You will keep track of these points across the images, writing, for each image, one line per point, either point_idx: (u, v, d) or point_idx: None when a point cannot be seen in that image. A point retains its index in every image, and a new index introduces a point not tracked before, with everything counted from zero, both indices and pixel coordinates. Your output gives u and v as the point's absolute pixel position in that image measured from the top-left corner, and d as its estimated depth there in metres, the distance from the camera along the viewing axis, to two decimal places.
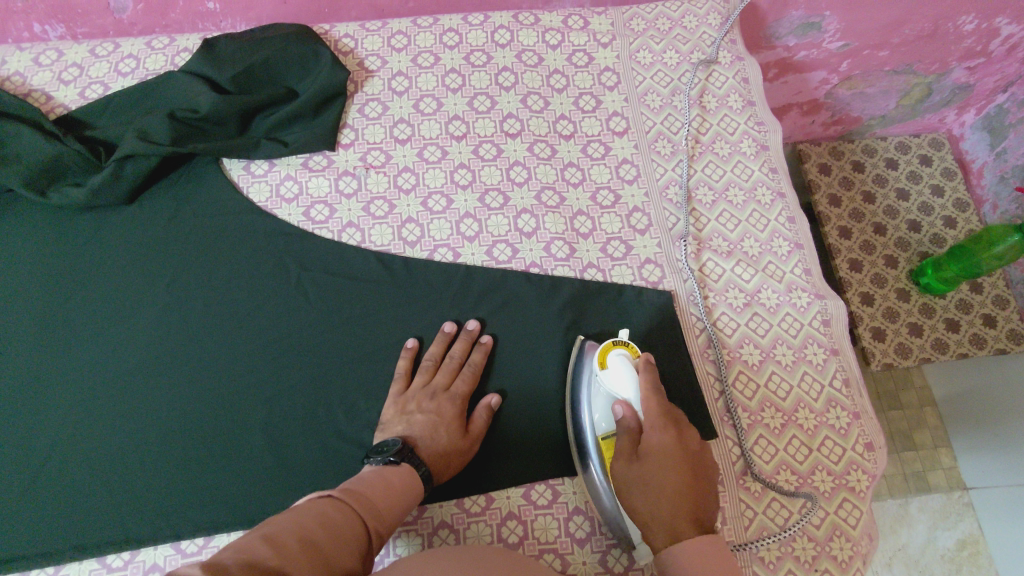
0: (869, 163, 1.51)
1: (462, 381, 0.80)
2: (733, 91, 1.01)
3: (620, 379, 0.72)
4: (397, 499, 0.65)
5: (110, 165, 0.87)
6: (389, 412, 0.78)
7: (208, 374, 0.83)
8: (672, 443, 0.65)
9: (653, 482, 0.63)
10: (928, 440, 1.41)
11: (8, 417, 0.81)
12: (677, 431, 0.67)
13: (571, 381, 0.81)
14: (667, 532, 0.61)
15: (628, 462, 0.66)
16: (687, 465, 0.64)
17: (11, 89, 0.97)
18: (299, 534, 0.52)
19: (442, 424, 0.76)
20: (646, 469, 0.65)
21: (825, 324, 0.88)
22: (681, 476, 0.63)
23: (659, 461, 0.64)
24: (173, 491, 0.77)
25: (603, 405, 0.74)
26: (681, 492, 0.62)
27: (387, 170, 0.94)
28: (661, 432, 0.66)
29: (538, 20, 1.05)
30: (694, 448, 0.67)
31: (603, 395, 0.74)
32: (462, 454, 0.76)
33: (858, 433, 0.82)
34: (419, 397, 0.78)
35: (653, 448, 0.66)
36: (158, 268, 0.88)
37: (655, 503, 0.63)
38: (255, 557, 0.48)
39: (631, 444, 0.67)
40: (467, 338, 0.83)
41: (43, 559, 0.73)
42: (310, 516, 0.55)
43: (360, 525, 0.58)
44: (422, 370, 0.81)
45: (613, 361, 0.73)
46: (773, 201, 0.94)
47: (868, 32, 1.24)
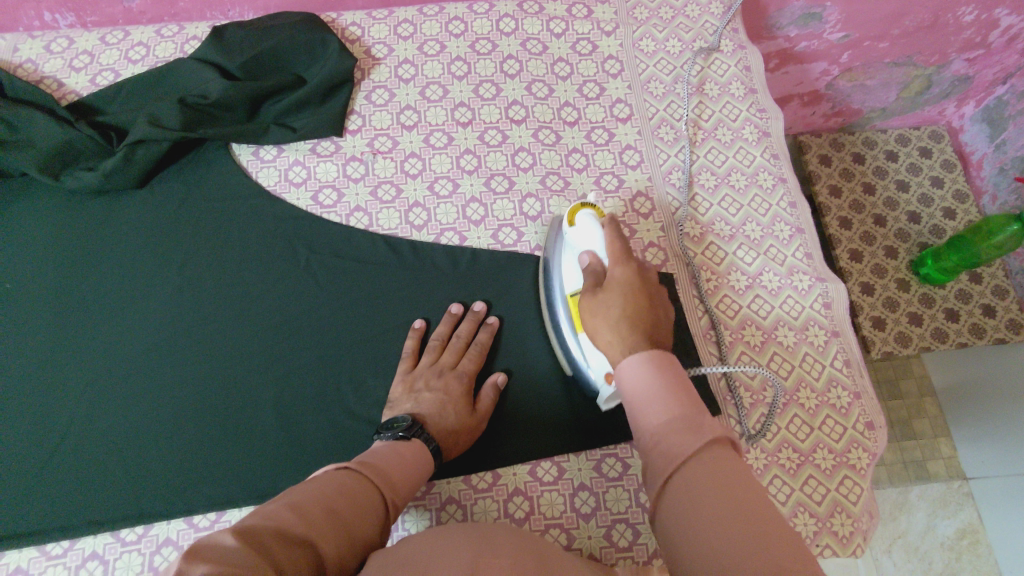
0: (869, 154, 1.53)
1: (469, 360, 0.82)
2: (735, 78, 1.02)
3: (583, 232, 0.73)
4: (414, 473, 0.66)
5: (122, 149, 0.89)
6: (398, 390, 0.79)
7: (219, 353, 0.84)
8: (632, 274, 0.62)
9: (616, 309, 0.59)
10: (928, 429, 1.40)
11: (22, 395, 0.82)
12: (639, 267, 0.64)
13: (543, 266, 0.87)
14: (624, 349, 0.56)
15: (592, 294, 0.62)
16: (646, 296, 0.61)
17: (24, 76, 0.98)
18: (324, 503, 0.53)
19: (450, 401, 0.77)
20: (608, 298, 0.61)
21: (826, 306, 0.89)
22: (641, 300, 0.60)
23: (621, 288, 0.61)
24: (186, 467, 0.78)
25: (571, 264, 0.75)
26: (638, 317, 0.58)
27: (394, 156, 0.95)
28: (623, 265, 0.63)
29: (542, 9, 1.07)
30: (658, 288, 0.63)
31: (571, 251, 0.75)
32: (469, 431, 0.77)
33: (858, 412, 0.84)
34: (427, 376, 0.80)
35: (614, 281, 0.62)
36: (169, 250, 0.90)
37: (617, 324, 0.58)
38: (283, 525, 0.49)
39: (593, 281, 0.64)
40: (474, 319, 0.85)
41: (58, 534, 0.74)
42: (334, 486, 0.56)
43: (380, 497, 0.59)
44: (429, 349, 0.82)
45: (578, 219, 0.73)
46: (775, 186, 0.96)
47: (869, 22, 1.25)
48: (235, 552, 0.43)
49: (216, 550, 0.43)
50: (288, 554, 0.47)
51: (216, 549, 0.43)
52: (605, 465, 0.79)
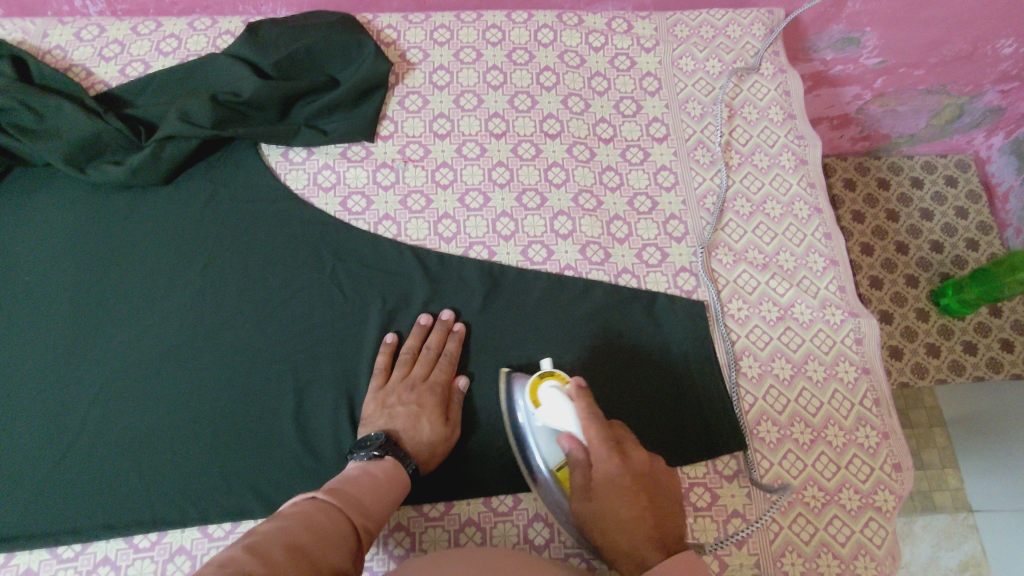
0: (894, 180, 1.52)
1: (440, 371, 0.80)
2: (774, 103, 1.01)
3: (554, 410, 0.69)
4: (383, 495, 0.64)
5: (150, 145, 0.87)
6: (370, 407, 0.78)
7: (239, 360, 0.83)
8: (617, 466, 0.61)
9: (613, 519, 0.61)
10: (936, 459, 1.35)
11: (39, 390, 0.81)
12: (621, 451, 0.63)
13: (508, 397, 0.79)
14: (639, 569, 0.59)
15: (586, 498, 0.62)
16: (637, 491, 0.61)
17: (52, 63, 0.97)
18: (284, 540, 0.51)
19: (423, 414, 0.76)
20: (603, 509, 0.61)
21: (857, 342, 0.87)
22: (637, 503, 0.61)
23: (614, 500, 0.61)
24: (201, 475, 0.76)
25: (550, 441, 0.73)
26: (643, 516, 0.60)
27: (426, 165, 0.94)
28: (608, 462, 0.61)
29: (581, 22, 1.05)
30: (648, 467, 0.64)
31: (540, 424, 0.73)
32: (444, 445, 0.76)
33: (886, 452, 0.82)
34: (399, 390, 0.78)
35: (601, 478, 0.62)
36: (193, 249, 0.88)
37: (617, 540, 0.61)
38: (241, 571, 0.46)
39: (579, 479, 0.62)
40: (442, 328, 0.83)
41: (70, 537, 0.73)
42: (293, 521, 0.54)
43: (347, 525, 0.57)
44: (400, 363, 0.81)
45: (545, 395, 0.70)
46: (810, 217, 0.94)
47: (906, 50, 1.22)
48: None
49: None
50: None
51: None
52: None
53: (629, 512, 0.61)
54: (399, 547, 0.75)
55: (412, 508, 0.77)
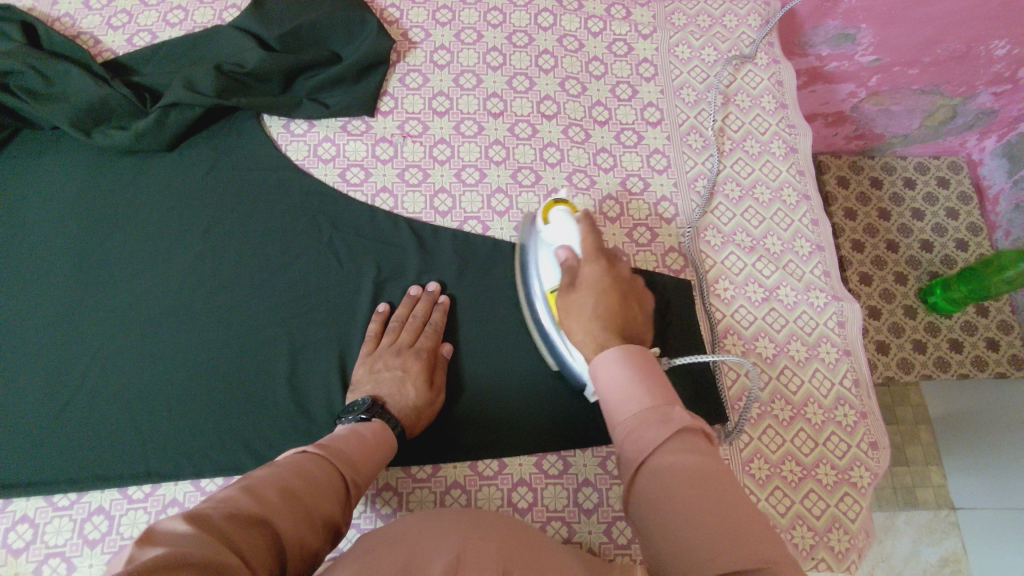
0: (887, 179, 1.54)
1: (426, 338, 0.81)
2: (767, 92, 1.03)
3: (563, 228, 0.70)
4: (373, 454, 0.65)
5: (156, 111, 0.89)
6: (360, 372, 0.79)
7: (236, 322, 0.85)
8: (606, 272, 0.64)
9: (588, 310, 0.62)
10: (920, 456, 1.35)
11: (40, 345, 0.83)
12: (610, 263, 0.65)
13: (523, 252, 0.83)
14: (597, 344, 0.60)
15: (569, 292, 0.64)
16: (615, 291, 0.63)
17: (61, 30, 0.99)
18: (277, 483, 0.53)
19: (408, 379, 0.77)
20: (583, 296, 0.63)
21: (839, 325, 0.89)
22: (612, 308, 0.62)
23: (597, 288, 0.63)
24: (196, 430, 0.78)
25: (548, 260, 0.74)
26: (613, 311, 0.62)
27: (424, 141, 0.96)
28: (596, 264, 0.64)
29: (581, 7, 1.07)
30: (629, 284, 0.66)
31: (547, 248, 0.74)
32: (429, 410, 0.77)
33: (864, 431, 0.84)
34: (386, 356, 0.80)
35: (588, 280, 0.64)
36: (194, 214, 0.90)
37: (585, 323, 0.62)
38: (237, 507, 0.48)
39: (568, 278, 0.65)
40: (429, 299, 0.85)
41: (66, 485, 0.75)
42: (286, 467, 0.55)
43: (338, 477, 0.59)
44: (388, 331, 0.82)
45: (556, 217, 0.72)
46: (798, 203, 0.96)
47: (900, 48, 1.24)
48: (188, 534, 0.42)
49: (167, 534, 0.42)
50: (244, 535, 0.46)
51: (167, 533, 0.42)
52: (611, 463, 0.80)
53: (605, 293, 0.63)
54: (386, 506, 0.77)
55: (400, 469, 0.79)
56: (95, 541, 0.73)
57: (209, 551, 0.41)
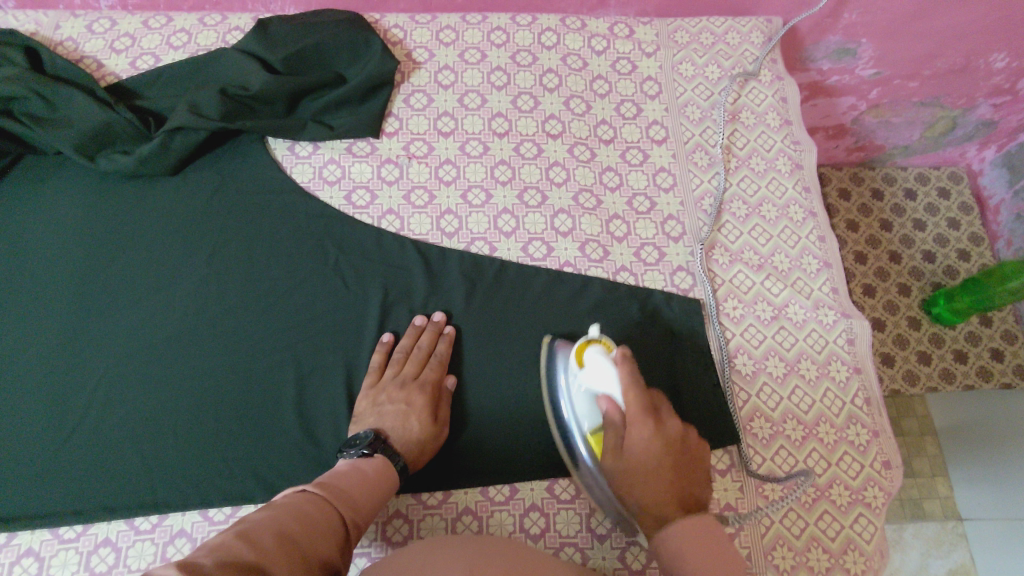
0: (888, 191, 1.54)
1: (430, 370, 0.81)
2: (771, 109, 1.03)
3: (600, 373, 0.70)
4: (373, 492, 0.65)
5: (160, 136, 0.89)
6: (363, 404, 0.78)
7: (243, 348, 0.84)
8: (653, 434, 0.61)
9: (642, 471, 0.61)
10: (927, 467, 1.34)
11: (45, 373, 0.82)
12: (659, 420, 0.63)
13: (548, 378, 0.81)
14: (656, 521, 0.59)
15: (615, 454, 0.64)
16: (671, 467, 0.61)
17: (63, 54, 0.98)
18: (274, 528, 0.52)
19: (412, 412, 0.76)
20: (638, 455, 0.61)
21: (849, 342, 0.89)
22: (661, 482, 0.60)
23: (652, 476, 0.61)
24: (204, 459, 0.77)
25: (591, 402, 0.74)
26: (666, 492, 0.60)
27: (429, 162, 0.96)
28: (641, 425, 0.62)
29: (584, 26, 1.07)
30: (685, 435, 0.64)
31: (582, 387, 0.74)
32: (432, 444, 0.77)
33: (876, 450, 0.84)
34: (390, 388, 0.79)
35: (635, 450, 0.62)
36: (199, 238, 0.90)
37: (642, 493, 0.61)
38: (231, 555, 0.47)
39: (614, 441, 0.64)
40: (434, 329, 0.84)
41: (71, 517, 0.74)
42: (284, 511, 0.55)
43: (337, 519, 0.58)
44: (393, 361, 0.82)
45: (590, 358, 0.71)
46: (805, 220, 0.96)
47: (901, 62, 1.25)
48: None
49: None
50: None
51: None
52: None
53: (654, 489, 0.60)
54: (397, 534, 0.76)
55: (410, 496, 0.78)
56: (101, 574, 0.72)
57: None
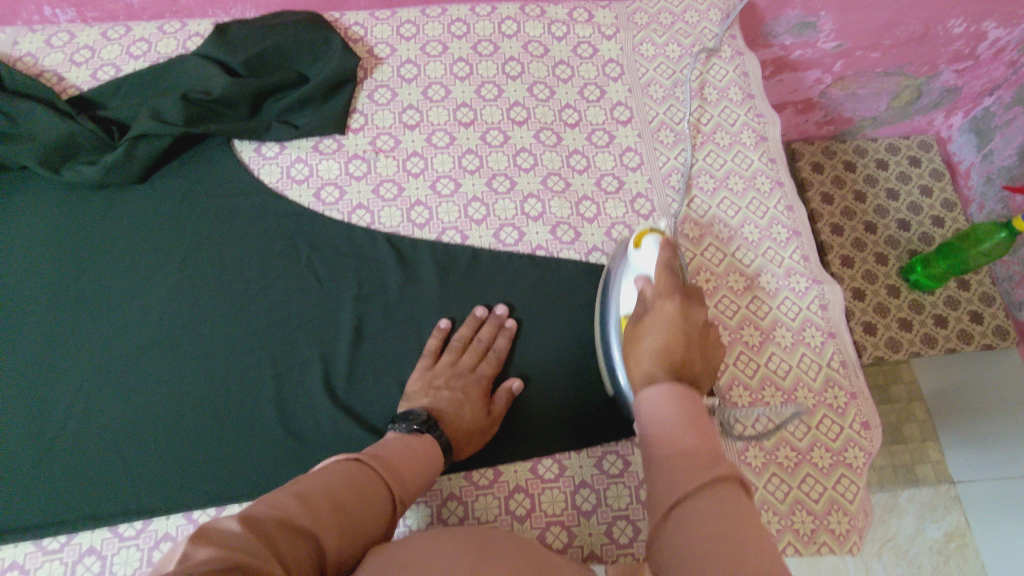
0: (860, 162, 1.54)
1: (488, 365, 0.81)
2: (733, 83, 1.04)
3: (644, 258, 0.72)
4: (426, 467, 0.65)
5: (123, 144, 0.89)
6: (416, 385, 0.78)
7: (220, 349, 0.84)
8: (679, 309, 0.63)
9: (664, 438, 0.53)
10: (917, 433, 1.36)
11: (20, 387, 0.82)
12: (688, 303, 0.65)
13: (609, 266, 0.82)
14: (647, 384, 0.58)
15: (636, 328, 0.64)
16: (684, 333, 0.61)
17: (23, 70, 0.98)
18: (332, 496, 0.53)
19: (468, 402, 0.76)
20: (650, 330, 0.62)
21: (822, 308, 0.90)
22: (678, 346, 0.60)
23: (658, 336, 0.61)
24: (186, 462, 0.77)
25: (629, 287, 0.74)
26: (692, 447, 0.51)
27: (396, 155, 0.96)
28: (669, 301, 0.64)
29: (544, 13, 1.08)
30: (703, 326, 0.64)
31: (629, 275, 0.75)
32: (481, 434, 0.76)
33: (855, 411, 0.85)
34: (446, 375, 0.79)
35: (662, 317, 0.63)
36: (170, 245, 0.89)
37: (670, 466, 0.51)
38: (289, 519, 0.49)
39: (639, 313, 0.66)
40: (494, 322, 0.85)
41: (55, 529, 0.74)
42: (347, 479, 0.56)
43: (392, 497, 0.59)
44: (450, 349, 0.82)
45: (645, 244, 0.73)
46: (772, 190, 0.97)
47: (861, 32, 1.26)
48: (236, 538, 0.44)
49: (219, 536, 0.43)
50: (289, 546, 0.47)
51: (219, 535, 0.44)
52: (606, 462, 0.79)
53: (670, 342, 0.61)
54: None
55: None
56: None
57: (246, 554, 0.42)
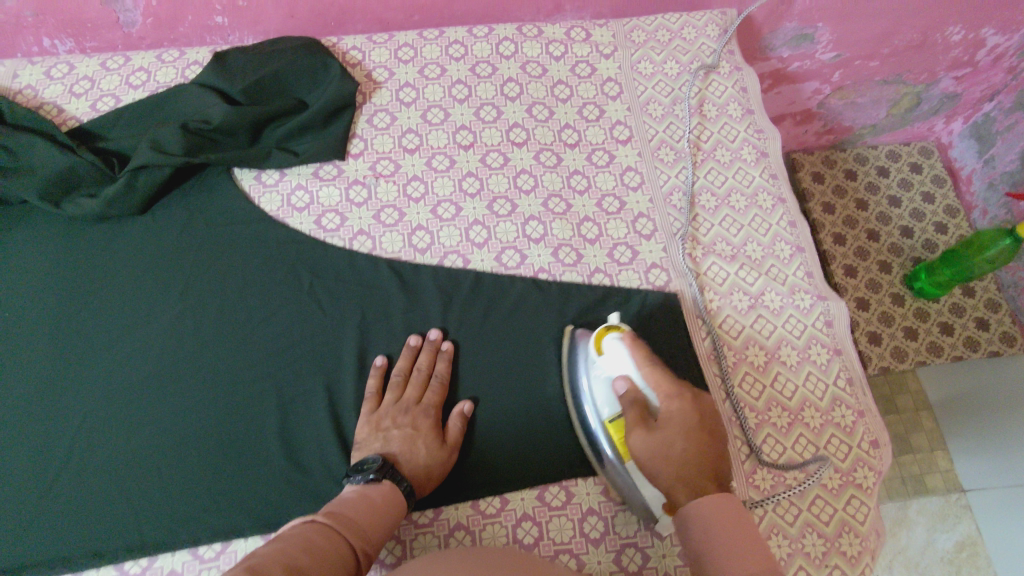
0: (861, 170, 1.53)
1: (432, 392, 0.81)
2: (732, 100, 1.04)
3: (616, 360, 0.72)
4: (380, 515, 0.64)
5: (124, 176, 0.89)
6: (364, 431, 0.77)
7: (223, 381, 0.83)
8: (690, 410, 0.64)
9: (679, 452, 0.62)
10: (925, 443, 1.36)
11: (24, 422, 0.81)
12: (690, 394, 0.66)
13: (570, 365, 0.83)
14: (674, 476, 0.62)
15: (645, 429, 0.64)
16: (689, 416, 0.64)
17: (23, 102, 0.98)
18: (283, 562, 0.52)
19: (419, 436, 0.76)
20: (666, 432, 0.63)
21: (827, 325, 0.89)
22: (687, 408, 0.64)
23: (679, 418, 0.64)
24: (190, 497, 0.77)
25: (602, 388, 0.75)
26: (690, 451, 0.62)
27: (397, 179, 0.96)
28: (678, 400, 0.65)
29: (541, 33, 1.08)
30: (712, 415, 0.66)
31: (599, 376, 0.75)
32: (441, 466, 0.76)
33: (863, 430, 0.84)
34: (392, 414, 0.78)
35: (663, 407, 0.65)
36: (172, 276, 0.89)
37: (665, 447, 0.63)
38: None
39: (639, 415, 0.65)
40: (431, 348, 0.84)
41: (60, 567, 0.73)
42: (293, 543, 0.55)
43: (346, 548, 0.58)
44: (391, 386, 0.81)
45: (609, 345, 0.74)
46: (774, 206, 0.97)
47: (859, 43, 1.26)
48: None
49: None
50: None
51: None
52: (615, 488, 0.79)
53: (681, 426, 0.64)
54: (389, 556, 0.75)
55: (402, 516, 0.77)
56: None
57: None
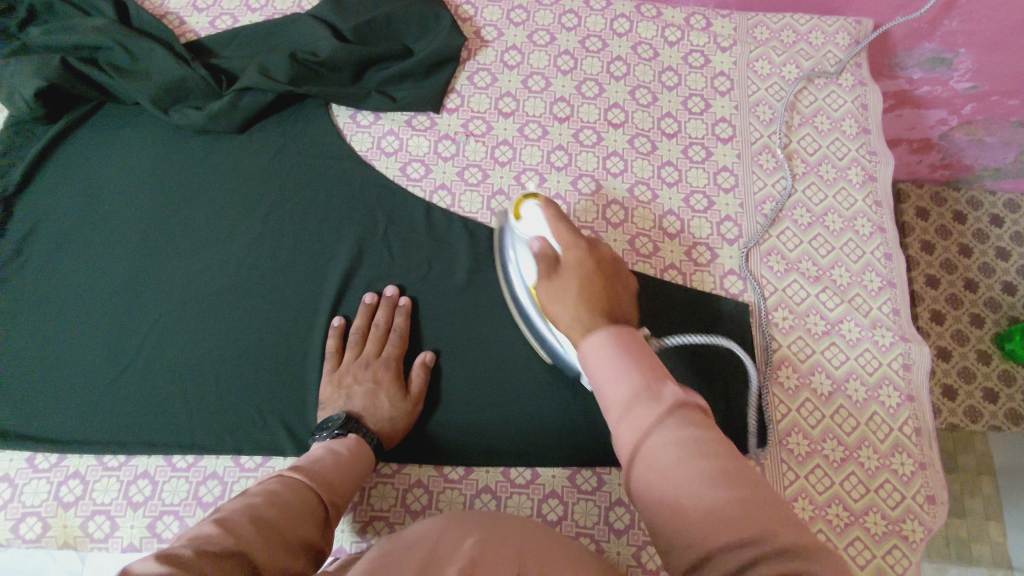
0: (971, 215, 1.42)
1: (391, 347, 0.82)
2: (849, 115, 0.98)
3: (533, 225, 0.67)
4: (347, 472, 0.65)
5: (230, 94, 0.92)
6: (327, 390, 0.79)
7: (288, 306, 0.86)
8: (586, 256, 0.60)
9: (573, 298, 0.56)
10: (980, 507, 1.22)
11: (104, 308, 0.87)
12: (591, 247, 0.62)
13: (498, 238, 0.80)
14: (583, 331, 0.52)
15: (548, 280, 0.59)
16: (597, 277, 0.58)
17: (149, 9, 1.02)
18: (250, 514, 0.50)
19: (380, 391, 0.78)
20: (565, 282, 0.58)
21: (904, 368, 0.84)
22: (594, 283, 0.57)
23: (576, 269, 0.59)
24: (239, 408, 0.80)
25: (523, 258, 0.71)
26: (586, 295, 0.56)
27: (486, 141, 0.95)
28: (578, 248, 0.61)
29: (660, 15, 1.04)
30: (616, 269, 0.62)
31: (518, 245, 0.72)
32: (405, 420, 0.77)
33: (921, 483, 0.78)
34: (353, 370, 0.80)
35: (568, 262, 0.60)
36: (257, 196, 0.92)
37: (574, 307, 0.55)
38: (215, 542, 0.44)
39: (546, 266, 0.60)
40: (387, 304, 0.84)
41: (115, 448, 0.78)
42: (261, 493, 0.53)
43: (315, 499, 0.58)
44: (351, 344, 0.82)
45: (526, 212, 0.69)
46: (872, 235, 0.91)
47: (1004, 76, 1.09)
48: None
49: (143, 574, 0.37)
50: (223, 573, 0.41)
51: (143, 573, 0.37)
52: None
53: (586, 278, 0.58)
54: (416, 502, 0.76)
55: (434, 469, 0.78)
56: (138, 503, 0.76)
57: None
